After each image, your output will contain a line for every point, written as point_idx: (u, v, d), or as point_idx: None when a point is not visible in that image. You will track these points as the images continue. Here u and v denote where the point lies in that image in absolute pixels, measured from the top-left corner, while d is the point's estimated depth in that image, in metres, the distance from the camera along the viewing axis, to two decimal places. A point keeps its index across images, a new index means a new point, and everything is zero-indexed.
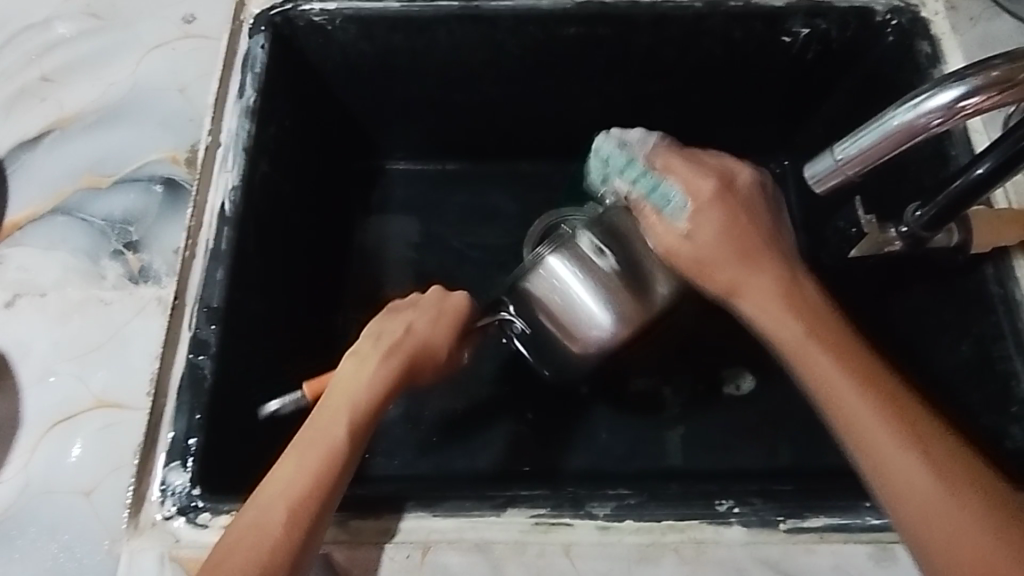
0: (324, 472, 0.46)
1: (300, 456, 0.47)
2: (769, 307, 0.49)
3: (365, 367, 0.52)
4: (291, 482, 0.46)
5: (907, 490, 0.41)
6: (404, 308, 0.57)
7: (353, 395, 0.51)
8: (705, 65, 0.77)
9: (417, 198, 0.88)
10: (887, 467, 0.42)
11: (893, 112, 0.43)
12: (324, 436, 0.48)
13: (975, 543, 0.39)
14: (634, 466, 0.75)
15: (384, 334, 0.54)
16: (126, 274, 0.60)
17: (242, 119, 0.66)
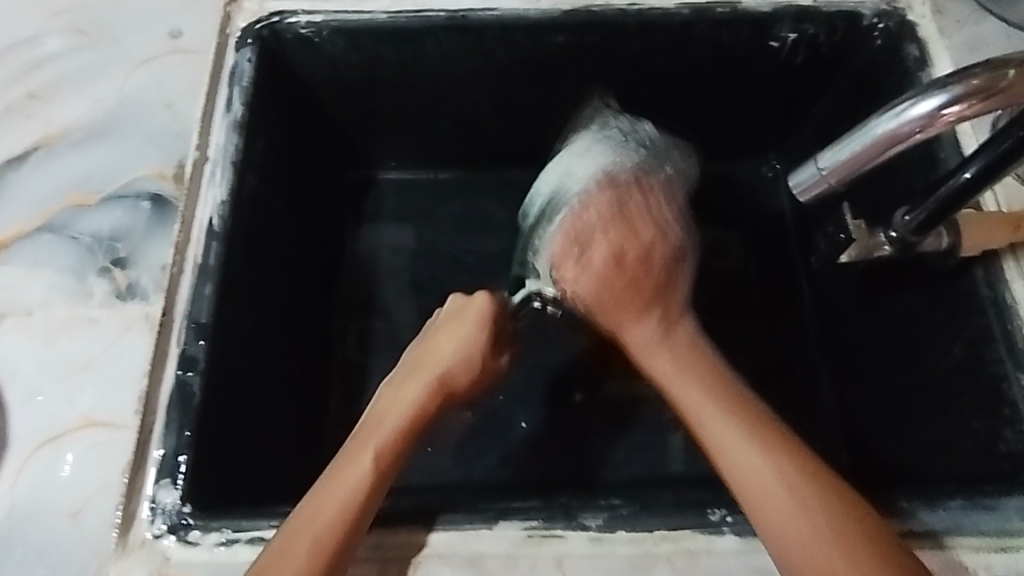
0: (356, 496, 0.50)
1: (332, 487, 0.51)
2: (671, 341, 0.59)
3: (394, 406, 0.56)
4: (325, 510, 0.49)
5: (764, 489, 0.50)
6: (449, 319, 0.60)
7: (392, 424, 0.55)
8: (694, 70, 0.77)
9: (408, 207, 0.88)
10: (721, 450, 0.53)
11: (876, 121, 0.43)
12: (354, 471, 0.52)
13: (813, 541, 0.48)
14: (629, 472, 0.74)
15: (411, 375, 0.58)
16: (114, 292, 0.60)
17: (229, 134, 0.66)
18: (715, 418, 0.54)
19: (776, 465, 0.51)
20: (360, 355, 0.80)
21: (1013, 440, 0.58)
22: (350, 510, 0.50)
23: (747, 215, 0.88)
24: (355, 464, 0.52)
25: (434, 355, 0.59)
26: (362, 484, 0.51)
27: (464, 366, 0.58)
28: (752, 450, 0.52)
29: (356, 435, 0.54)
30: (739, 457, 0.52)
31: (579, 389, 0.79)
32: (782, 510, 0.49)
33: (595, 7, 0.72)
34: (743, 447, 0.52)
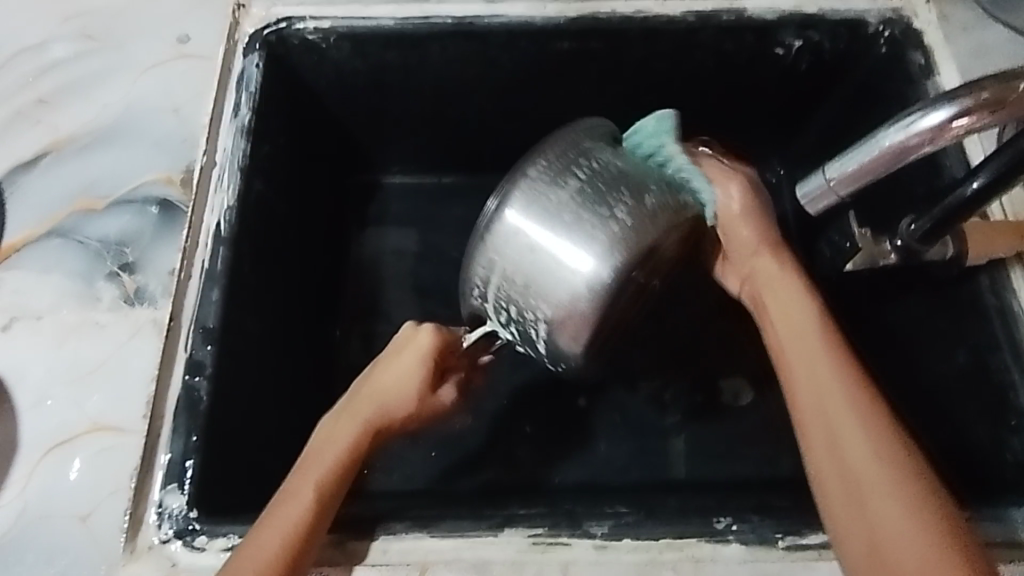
0: (298, 530, 0.49)
1: (279, 513, 0.49)
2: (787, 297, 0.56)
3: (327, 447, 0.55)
4: (271, 539, 0.48)
5: (850, 454, 0.47)
6: (387, 357, 0.60)
7: (327, 460, 0.53)
8: (699, 76, 0.77)
9: (413, 211, 0.88)
10: (811, 400, 0.50)
11: (883, 132, 0.44)
12: (296, 499, 0.50)
13: (894, 515, 0.44)
14: (634, 478, 0.75)
15: (345, 414, 0.57)
16: (122, 297, 0.60)
17: (237, 139, 0.66)
18: (821, 371, 0.51)
19: (852, 399, 0.49)
20: (364, 359, 0.80)
21: (1019, 449, 0.58)
22: (301, 538, 0.48)
23: None
24: (298, 492, 0.51)
25: (374, 392, 0.58)
26: (309, 511, 0.50)
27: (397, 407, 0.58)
28: (831, 380, 0.50)
29: (295, 467, 0.53)
30: (818, 379, 0.50)
31: (582, 394, 0.79)
32: (866, 476, 0.46)
33: (600, 14, 0.72)
34: (832, 389, 0.50)
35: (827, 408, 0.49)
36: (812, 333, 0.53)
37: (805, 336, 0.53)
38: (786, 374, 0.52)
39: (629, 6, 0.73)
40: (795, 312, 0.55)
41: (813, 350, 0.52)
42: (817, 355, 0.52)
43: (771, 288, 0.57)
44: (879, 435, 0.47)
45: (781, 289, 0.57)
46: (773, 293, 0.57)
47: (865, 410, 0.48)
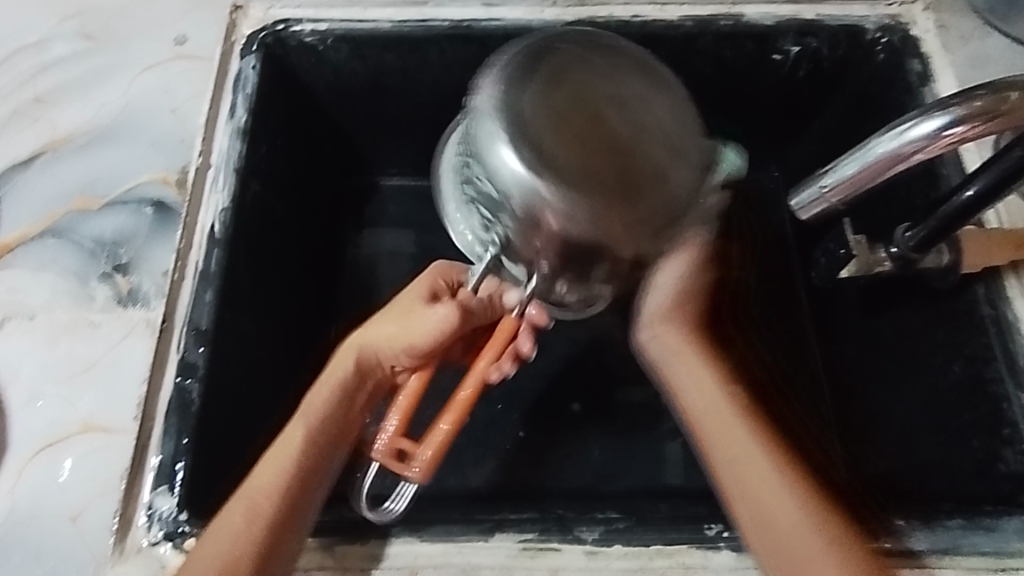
0: (294, 472, 0.52)
1: (266, 468, 0.52)
2: (690, 364, 0.58)
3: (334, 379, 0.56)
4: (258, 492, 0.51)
5: (779, 525, 0.49)
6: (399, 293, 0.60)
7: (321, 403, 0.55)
8: (697, 82, 0.77)
9: (410, 213, 0.88)
10: (731, 474, 0.52)
11: (878, 140, 0.43)
12: (284, 454, 0.52)
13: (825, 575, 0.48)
14: (628, 484, 0.74)
15: (354, 341, 0.58)
16: (116, 297, 0.60)
17: (233, 141, 0.66)
18: (739, 444, 0.53)
19: (774, 468, 0.52)
20: None
21: (1014, 460, 0.57)
22: (284, 493, 0.51)
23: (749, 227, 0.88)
24: (286, 446, 0.53)
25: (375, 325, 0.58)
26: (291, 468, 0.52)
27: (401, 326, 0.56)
28: (742, 444, 0.53)
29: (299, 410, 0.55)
30: (732, 445, 0.53)
31: (577, 398, 0.79)
32: (797, 543, 0.49)
33: (598, 20, 0.72)
34: (750, 460, 0.52)
35: (752, 484, 0.51)
36: (717, 400, 0.56)
37: (715, 409, 0.55)
38: (707, 450, 0.54)
39: (627, 11, 0.73)
40: (697, 378, 0.57)
41: (720, 417, 0.55)
42: (731, 430, 0.54)
43: (677, 355, 0.59)
44: (801, 503, 0.51)
45: (684, 358, 0.58)
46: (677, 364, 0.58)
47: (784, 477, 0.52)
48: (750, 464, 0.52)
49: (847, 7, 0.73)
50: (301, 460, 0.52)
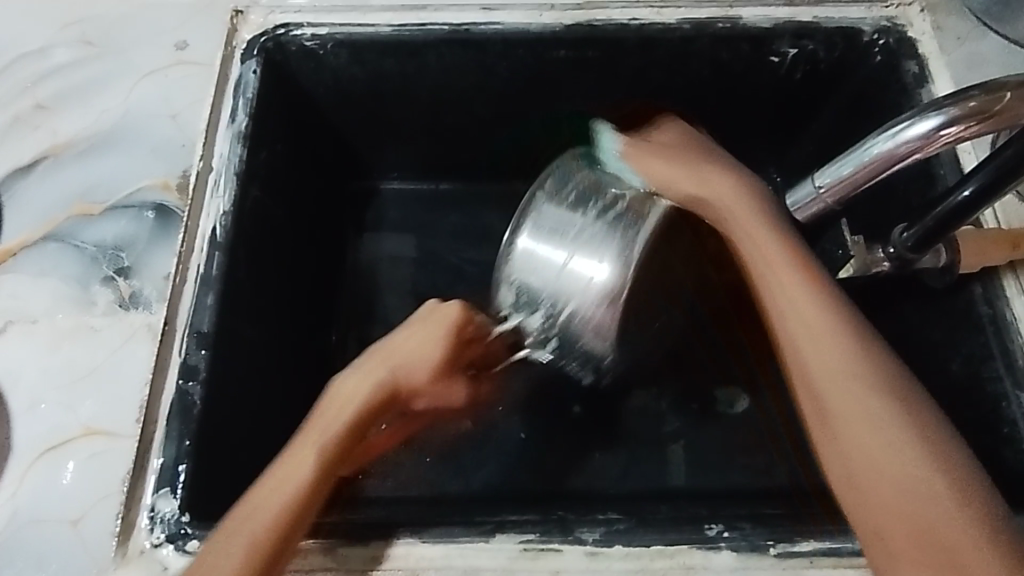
0: (303, 489, 0.50)
1: (275, 481, 0.50)
2: (777, 272, 0.51)
3: (359, 390, 0.56)
4: (269, 502, 0.49)
5: (882, 466, 0.44)
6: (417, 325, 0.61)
7: (330, 424, 0.54)
8: (694, 85, 0.78)
9: (411, 217, 0.88)
10: (832, 400, 0.46)
11: (873, 141, 0.44)
12: (295, 470, 0.51)
13: (942, 520, 0.42)
14: (629, 485, 0.75)
15: (374, 359, 0.59)
16: (117, 301, 0.60)
17: (234, 145, 0.67)
18: (836, 361, 0.47)
19: (880, 395, 0.45)
20: None
21: (1013, 459, 0.58)
22: (297, 504, 0.49)
23: None
24: (294, 462, 0.52)
25: (392, 351, 0.59)
26: (303, 480, 0.51)
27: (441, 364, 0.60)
28: (831, 371, 0.46)
29: (300, 429, 0.54)
30: (819, 364, 0.47)
31: (578, 401, 0.79)
32: (904, 489, 0.43)
33: (596, 23, 0.73)
34: (853, 384, 0.46)
35: (855, 415, 0.45)
36: (819, 315, 0.49)
37: (813, 318, 0.49)
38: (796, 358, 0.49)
39: (625, 14, 0.73)
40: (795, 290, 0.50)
41: (811, 333, 0.48)
42: (830, 347, 0.47)
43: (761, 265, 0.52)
44: (908, 441, 0.44)
45: (771, 265, 0.52)
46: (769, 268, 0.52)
47: (895, 405, 0.45)
48: (851, 391, 0.46)
49: (843, 9, 0.73)
50: (315, 475, 0.51)
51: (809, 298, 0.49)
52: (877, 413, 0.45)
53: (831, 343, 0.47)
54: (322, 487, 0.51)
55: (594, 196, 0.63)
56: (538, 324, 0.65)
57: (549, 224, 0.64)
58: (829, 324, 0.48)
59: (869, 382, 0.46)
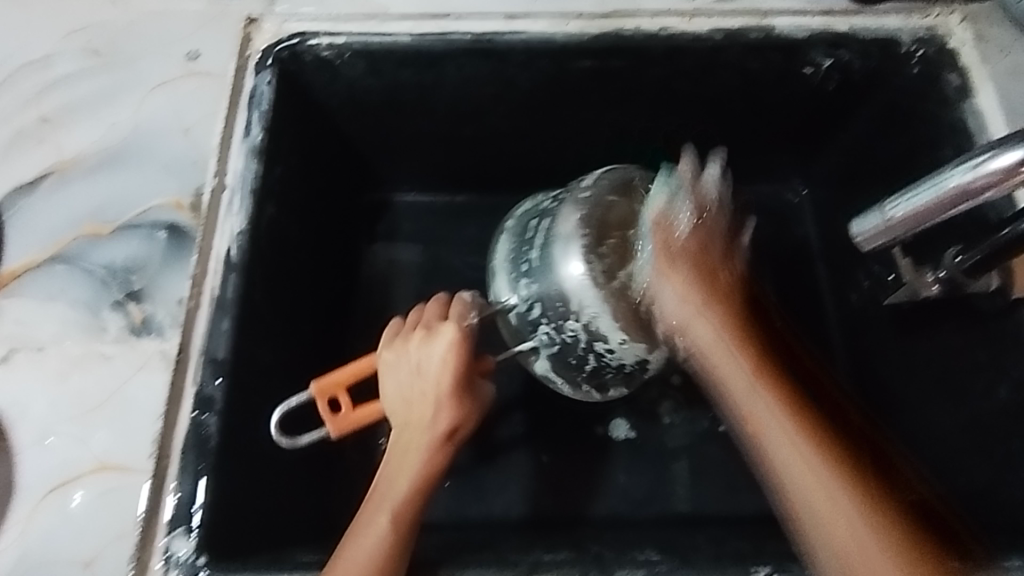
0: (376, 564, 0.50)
1: (354, 548, 0.51)
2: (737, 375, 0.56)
3: (406, 458, 0.57)
4: (362, 552, 0.51)
5: (828, 513, 0.50)
6: (415, 361, 0.61)
7: (392, 491, 0.55)
8: (723, 96, 0.75)
9: (427, 229, 0.86)
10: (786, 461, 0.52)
11: (949, 172, 0.41)
12: (368, 535, 0.52)
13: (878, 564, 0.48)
14: (655, 509, 0.73)
15: (413, 420, 0.59)
16: (129, 326, 0.57)
17: (248, 161, 0.64)
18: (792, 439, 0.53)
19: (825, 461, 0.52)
20: None
21: None
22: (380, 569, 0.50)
23: (769, 241, 0.86)
24: (369, 519, 0.54)
25: (420, 391, 0.60)
26: (378, 554, 0.51)
27: (442, 399, 0.59)
28: (813, 484, 0.51)
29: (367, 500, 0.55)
30: (795, 465, 0.52)
31: (601, 421, 0.77)
32: (854, 535, 0.49)
33: (624, 33, 0.70)
34: (804, 456, 0.52)
35: (806, 478, 0.52)
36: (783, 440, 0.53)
37: (759, 399, 0.55)
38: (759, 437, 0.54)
39: (654, 23, 0.71)
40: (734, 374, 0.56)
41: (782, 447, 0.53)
42: (781, 425, 0.53)
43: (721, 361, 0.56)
44: (847, 497, 0.51)
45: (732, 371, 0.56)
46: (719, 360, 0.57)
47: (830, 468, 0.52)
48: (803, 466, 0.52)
49: (880, 18, 0.70)
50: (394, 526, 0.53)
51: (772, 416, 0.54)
52: (825, 477, 0.51)
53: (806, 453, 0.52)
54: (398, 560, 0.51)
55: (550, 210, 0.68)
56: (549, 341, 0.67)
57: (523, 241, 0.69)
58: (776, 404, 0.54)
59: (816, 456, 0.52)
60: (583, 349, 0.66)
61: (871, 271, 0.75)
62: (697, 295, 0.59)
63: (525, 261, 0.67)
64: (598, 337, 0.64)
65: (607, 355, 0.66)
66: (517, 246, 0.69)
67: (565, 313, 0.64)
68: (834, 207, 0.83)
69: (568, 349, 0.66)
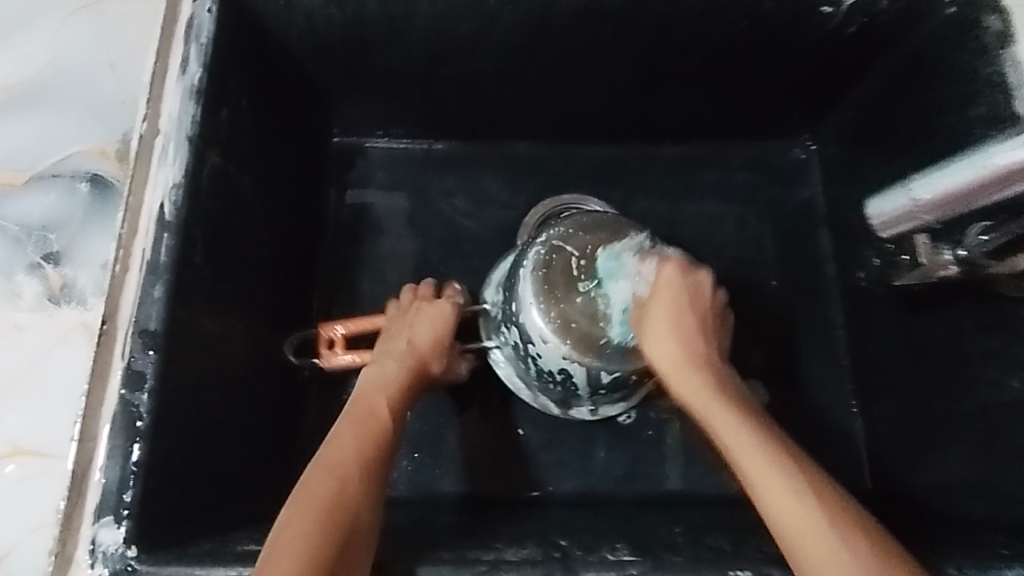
0: (350, 494, 0.47)
1: (325, 471, 0.48)
2: (691, 383, 0.54)
3: (384, 377, 0.56)
4: (287, 533, 0.44)
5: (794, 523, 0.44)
6: (399, 322, 0.62)
7: (361, 421, 0.52)
8: (726, 39, 0.67)
9: (401, 182, 0.78)
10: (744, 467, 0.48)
11: (993, 149, 0.37)
12: (343, 465, 0.49)
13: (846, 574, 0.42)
14: (634, 488, 0.69)
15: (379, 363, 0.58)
16: (46, 294, 0.53)
17: (185, 103, 0.56)
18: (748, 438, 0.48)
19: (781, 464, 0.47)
20: None
21: None
22: (355, 499, 0.47)
23: (770, 204, 0.80)
24: (320, 486, 0.47)
25: (394, 343, 0.60)
26: (353, 482, 0.48)
27: (438, 334, 0.61)
28: (801, 511, 0.45)
29: (341, 425, 0.52)
30: (756, 464, 0.47)
31: None
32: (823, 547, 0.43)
33: None
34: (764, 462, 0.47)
35: (767, 482, 0.46)
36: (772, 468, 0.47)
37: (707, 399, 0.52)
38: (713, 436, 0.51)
39: None
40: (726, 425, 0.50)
41: (779, 482, 0.46)
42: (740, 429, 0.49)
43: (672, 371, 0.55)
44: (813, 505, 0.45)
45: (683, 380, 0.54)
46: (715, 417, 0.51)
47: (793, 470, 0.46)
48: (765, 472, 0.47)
49: None
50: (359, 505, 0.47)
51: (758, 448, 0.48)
52: (781, 479, 0.46)
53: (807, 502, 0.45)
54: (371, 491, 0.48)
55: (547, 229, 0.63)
56: (504, 344, 0.65)
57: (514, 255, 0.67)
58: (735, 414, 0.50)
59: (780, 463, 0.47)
60: (524, 360, 0.64)
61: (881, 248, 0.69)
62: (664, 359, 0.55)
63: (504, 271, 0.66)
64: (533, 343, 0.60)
65: (540, 361, 0.61)
66: (509, 258, 0.68)
67: (512, 326, 0.62)
68: (843, 167, 0.76)
69: (518, 358, 0.64)
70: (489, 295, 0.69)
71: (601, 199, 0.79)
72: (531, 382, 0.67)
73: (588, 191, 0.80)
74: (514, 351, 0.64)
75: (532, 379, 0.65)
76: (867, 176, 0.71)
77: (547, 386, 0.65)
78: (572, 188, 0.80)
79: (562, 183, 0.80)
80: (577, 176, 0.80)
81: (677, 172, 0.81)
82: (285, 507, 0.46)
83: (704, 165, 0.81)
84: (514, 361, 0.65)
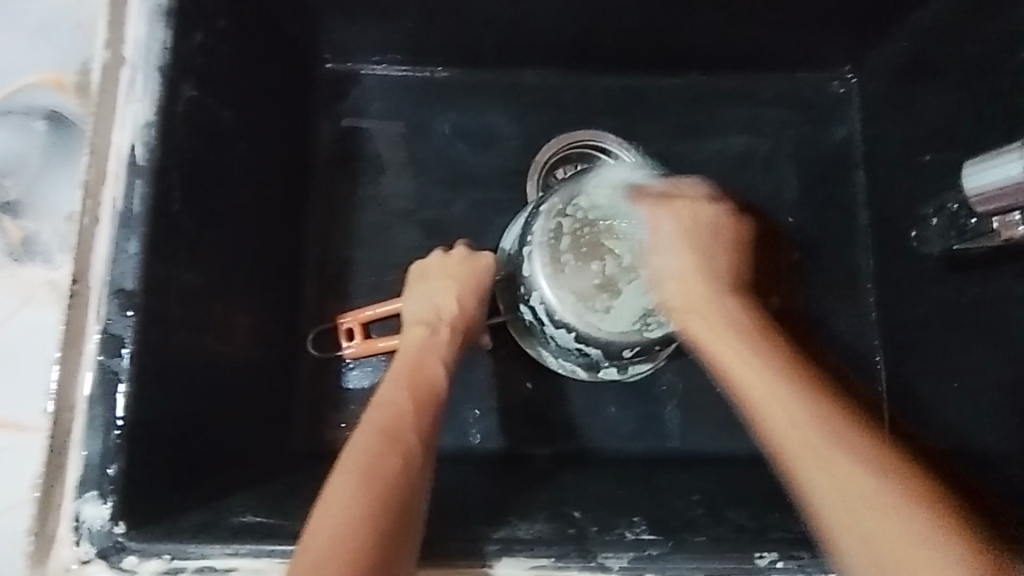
0: (409, 464, 0.45)
1: (372, 444, 0.45)
2: (784, 400, 0.42)
3: (434, 341, 0.55)
4: (343, 509, 0.41)
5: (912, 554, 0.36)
6: (437, 275, 0.59)
7: (407, 392, 0.50)
8: None
9: (400, 113, 0.71)
10: (831, 508, 0.38)
11: None
12: (398, 436, 0.46)
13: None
14: (646, 446, 0.66)
15: (416, 325, 0.56)
16: (7, 249, 0.49)
17: (153, 26, 0.50)
18: (842, 458, 0.39)
19: (881, 483, 0.38)
20: (336, 296, 0.67)
21: None
22: (413, 469, 0.44)
23: (803, 143, 0.73)
24: (382, 460, 0.44)
25: (431, 302, 0.58)
26: (411, 452, 0.46)
27: (481, 292, 0.59)
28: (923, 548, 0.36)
29: (382, 397, 0.50)
30: (840, 490, 0.38)
31: None
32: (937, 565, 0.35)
33: None
34: (850, 475, 0.39)
35: (848, 517, 0.37)
36: (850, 470, 0.39)
37: (804, 430, 0.41)
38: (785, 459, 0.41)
39: None
40: (802, 437, 0.40)
41: (845, 466, 0.39)
42: (837, 457, 0.39)
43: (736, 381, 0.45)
44: (913, 528, 0.37)
45: (744, 386, 0.44)
46: (815, 443, 0.40)
47: (882, 478, 0.39)
48: (854, 504, 0.38)
49: None
50: (419, 482, 0.44)
51: (841, 446, 0.40)
52: (884, 502, 0.37)
53: (933, 538, 0.36)
54: (427, 463, 0.46)
55: (545, 194, 0.59)
56: (522, 311, 0.61)
57: (522, 216, 0.63)
58: (821, 427, 0.41)
59: (874, 482, 0.38)
60: (544, 331, 0.59)
61: (942, 203, 0.60)
62: (787, 395, 0.43)
63: (517, 234, 0.62)
64: (548, 313, 0.56)
65: (559, 333, 0.57)
66: (523, 219, 0.63)
67: (524, 293, 0.58)
68: (886, 104, 0.69)
69: (538, 331, 0.60)
70: (504, 259, 0.64)
71: (617, 135, 0.72)
72: (552, 352, 0.62)
73: (605, 126, 0.72)
74: (533, 319, 0.60)
75: (553, 347, 0.61)
76: (912, 117, 0.65)
77: (570, 354, 0.61)
78: (587, 121, 0.72)
79: (576, 116, 0.72)
80: (594, 107, 0.72)
81: (702, 106, 0.73)
82: (327, 481, 0.44)
83: (733, 97, 0.73)
84: (533, 329, 0.61)
